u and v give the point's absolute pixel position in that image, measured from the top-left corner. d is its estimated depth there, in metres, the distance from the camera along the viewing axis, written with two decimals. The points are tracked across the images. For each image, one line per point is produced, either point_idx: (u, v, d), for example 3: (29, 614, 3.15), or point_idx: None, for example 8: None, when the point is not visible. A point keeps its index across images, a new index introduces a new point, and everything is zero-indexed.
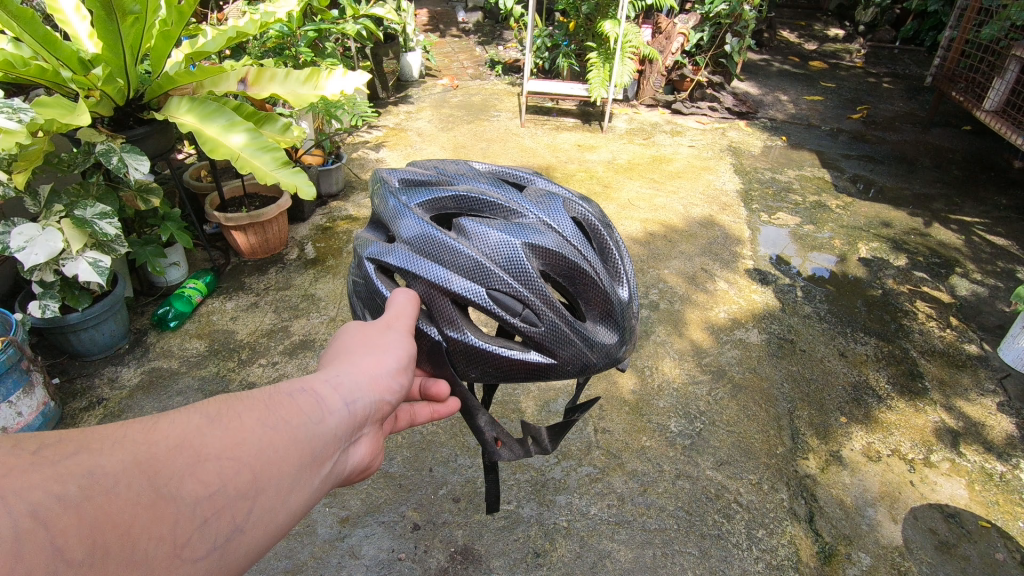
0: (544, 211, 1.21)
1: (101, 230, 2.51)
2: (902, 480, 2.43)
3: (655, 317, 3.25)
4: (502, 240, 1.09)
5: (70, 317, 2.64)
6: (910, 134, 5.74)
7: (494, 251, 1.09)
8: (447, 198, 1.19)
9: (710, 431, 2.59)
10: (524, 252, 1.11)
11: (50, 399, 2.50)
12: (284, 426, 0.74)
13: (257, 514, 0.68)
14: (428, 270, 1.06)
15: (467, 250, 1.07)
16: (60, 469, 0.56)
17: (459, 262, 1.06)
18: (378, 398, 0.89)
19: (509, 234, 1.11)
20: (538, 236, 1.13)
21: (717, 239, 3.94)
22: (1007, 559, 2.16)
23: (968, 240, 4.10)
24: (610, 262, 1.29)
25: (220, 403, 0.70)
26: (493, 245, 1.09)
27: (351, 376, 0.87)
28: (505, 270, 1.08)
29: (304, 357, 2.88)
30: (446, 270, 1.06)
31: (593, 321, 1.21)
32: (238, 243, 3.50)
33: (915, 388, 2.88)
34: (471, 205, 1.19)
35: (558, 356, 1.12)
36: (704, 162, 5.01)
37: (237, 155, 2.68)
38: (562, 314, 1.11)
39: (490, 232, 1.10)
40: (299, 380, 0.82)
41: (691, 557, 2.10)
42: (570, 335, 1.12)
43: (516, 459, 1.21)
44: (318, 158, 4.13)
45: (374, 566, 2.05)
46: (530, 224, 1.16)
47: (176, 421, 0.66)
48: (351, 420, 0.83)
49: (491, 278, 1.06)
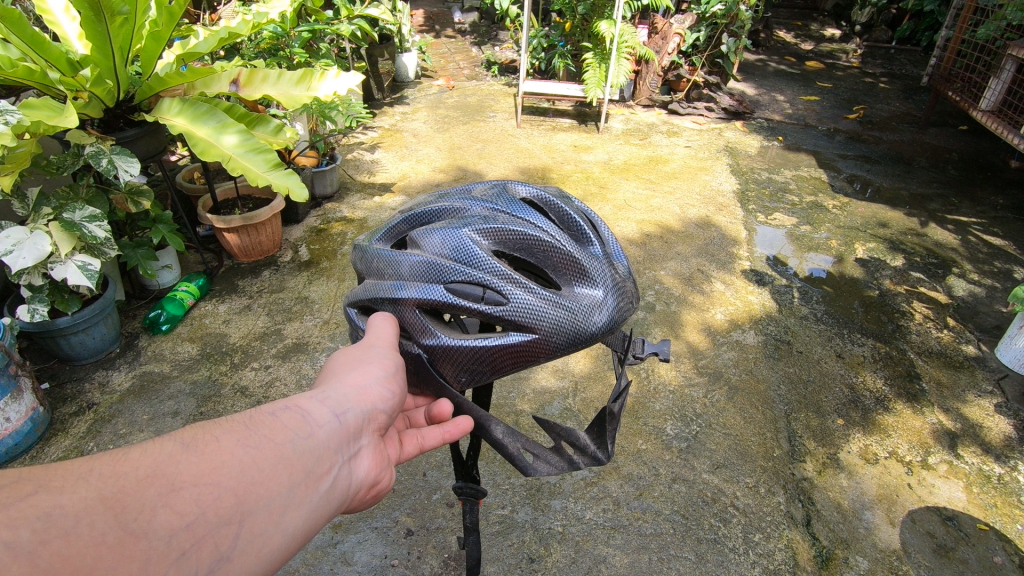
0: (489, 202, 1.23)
1: (90, 233, 2.47)
2: (899, 483, 2.42)
3: (652, 318, 3.23)
4: (446, 236, 1.13)
5: (59, 321, 2.60)
6: (907, 134, 5.73)
7: (442, 247, 1.12)
8: (400, 223, 1.26)
9: (706, 433, 2.57)
10: (471, 238, 1.12)
11: (40, 404, 2.47)
12: (268, 444, 0.76)
13: (245, 538, 0.69)
14: (389, 290, 1.12)
15: (418, 255, 1.12)
16: (14, 511, 0.57)
17: (414, 271, 1.11)
18: (369, 408, 0.91)
19: (452, 228, 1.14)
20: (481, 222, 1.15)
21: (714, 240, 3.93)
22: (1005, 562, 2.14)
23: (965, 240, 4.08)
24: (574, 228, 1.25)
25: (196, 429, 0.72)
26: (439, 243, 1.13)
27: (337, 391, 0.90)
28: (456, 260, 1.10)
29: (297, 360, 2.86)
30: (403, 281, 1.12)
31: (571, 288, 1.14)
32: (231, 245, 3.46)
33: (912, 390, 2.87)
34: (421, 220, 1.25)
35: (538, 328, 1.06)
36: (701, 163, 4.99)
37: (228, 157, 2.66)
38: (526, 285, 1.08)
39: (436, 232, 1.14)
40: (283, 400, 0.83)
41: (686, 562, 2.08)
42: (543, 303, 1.07)
43: (557, 473, 1.21)
44: (313, 159, 4.10)
45: (366, 572, 2.02)
46: (473, 215, 1.18)
47: (149, 451, 0.68)
48: (340, 432, 0.85)
49: (444, 271, 1.09)
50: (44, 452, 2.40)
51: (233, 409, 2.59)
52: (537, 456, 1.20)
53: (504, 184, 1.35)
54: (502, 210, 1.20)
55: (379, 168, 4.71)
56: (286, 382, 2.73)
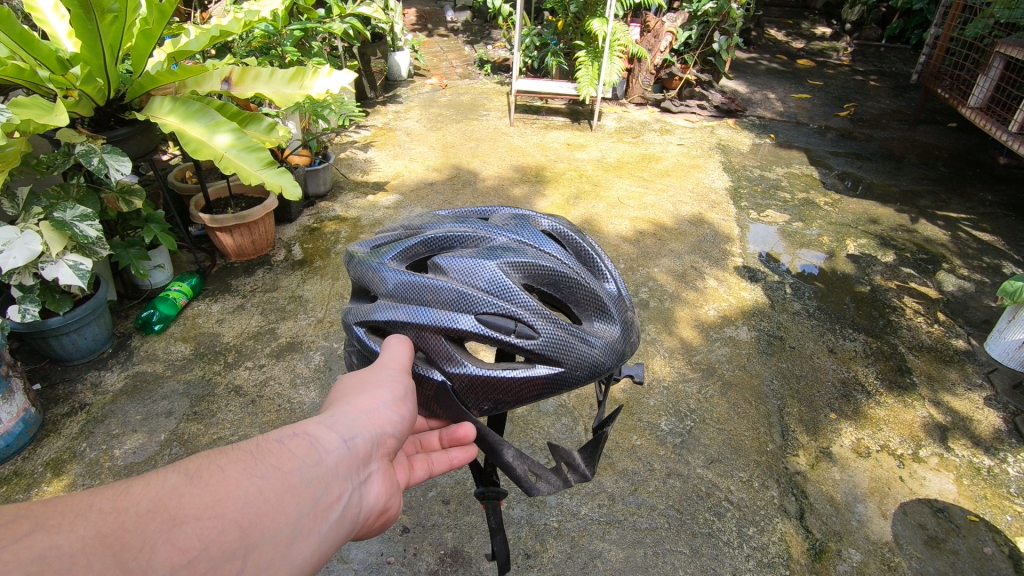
0: (513, 233, 1.25)
1: (82, 233, 2.46)
2: (891, 476, 2.44)
3: (646, 315, 3.24)
4: (478, 265, 1.12)
5: (51, 321, 2.58)
6: (897, 131, 5.78)
7: (472, 277, 1.12)
8: (417, 244, 1.22)
9: (700, 429, 2.58)
10: (503, 271, 1.13)
11: (31, 404, 2.45)
12: (276, 473, 0.76)
13: (250, 570, 0.70)
14: (413, 316, 1.09)
15: (447, 283, 1.10)
16: (9, 553, 0.58)
17: (442, 300, 1.09)
18: (377, 432, 0.92)
19: (483, 259, 1.14)
20: (512, 255, 1.16)
21: (707, 237, 3.95)
22: (995, 553, 2.17)
23: (955, 236, 4.12)
24: (591, 264, 1.34)
25: (201, 460, 0.73)
26: (470, 273, 1.12)
27: (346, 415, 0.90)
28: (488, 293, 1.10)
29: (292, 359, 2.86)
30: (429, 308, 1.09)
31: (589, 322, 1.22)
32: (224, 245, 3.46)
33: (903, 383, 2.90)
34: (442, 244, 1.22)
35: (564, 363, 1.12)
36: (693, 160, 5.01)
37: (220, 156, 2.65)
38: (556, 320, 1.12)
39: (466, 261, 1.13)
40: (291, 426, 0.84)
41: (682, 556, 2.09)
42: (571, 338, 1.13)
43: (554, 492, 1.22)
44: (305, 158, 4.11)
45: (363, 570, 2.02)
46: (501, 247, 1.19)
47: (152, 484, 0.69)
48: (350, 457, 0.86)
49: (476, 303, 1.08)
50: (36, 453, 2.38)
51: (227, 408, 2.59)
52: (538, 476, 1.20)
53: (520, 212, 1.38)
54: (529, 244, 1.23)
55: (372, 167, 4.71)
56: (280, 381, 2.73)
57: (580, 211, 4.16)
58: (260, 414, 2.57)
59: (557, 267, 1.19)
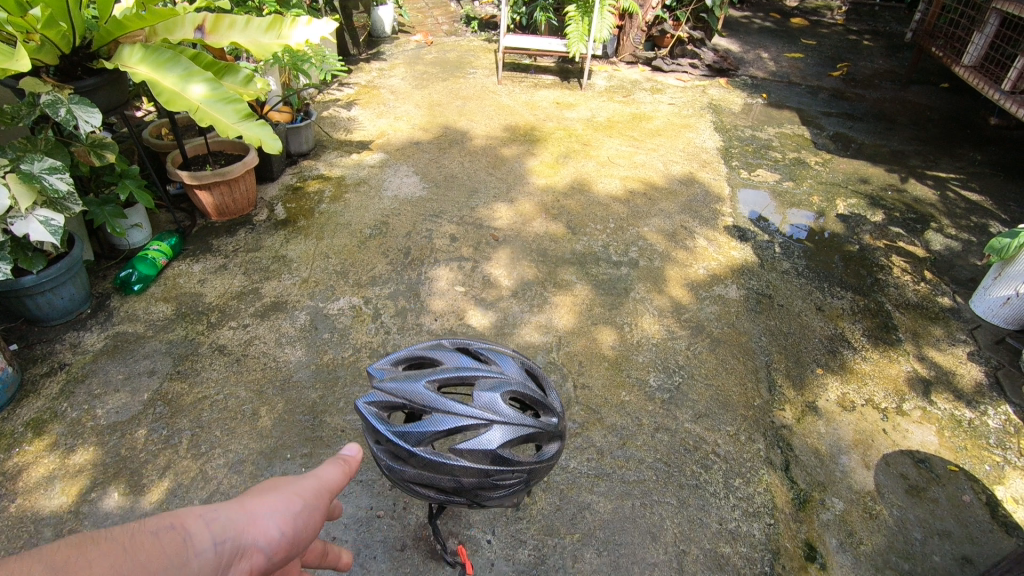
0: (502, 409, 1.51)
1: (52, 186, 2.37)
2: (875, 428, 2.48)
3: (635, 274, 3.22)
4: (485, 449, 1.48)
5: (24, 280, 2.50)
6: (889, 91, 5.72)
7: (482, 456, 1.49)
8: (431, 431, 1.45)
9: (689, 384, 2.60)
10: (501, 450, 1.50)
11: (9, 364, 2.39)
12: (140, 570, 0.75)
13: None
14: (448, 481, 1.51)
15: (467, 463, 1.49)
16: None
17: (465, 471, 1.50)
18: (255, 544, 0.89)
19: (486, 443, 1.48)
20: (506, 433, 1.50)
21: (697, 197, 3.91)
22: (973, 500, 2.22)
23: (943, 195, 4.12)
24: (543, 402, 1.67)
25: (72, 548, 0.71)
26: (482, 455, 1.50)
27: (230, 515, 0.88)
28: (493, 465, 1.51)
29: (276, 319, 2.81)
30: (458, 474, 1.50)
31: (544, 442, 1.65)
32: (203, 204, 3.36)
33: (889, 339, 2.92)
34: (452, 430, 1.46)
35: (536, 479, 1.64)
36: (684, 120, 4.93)
37: (195, 107, 2.53)
38: (535, 463, 1.59)
39: (477, 445, 1.48)
40: (171, 515, 0.82)
41: (669, 507, 2.12)
42: (541, 467, 1.62)
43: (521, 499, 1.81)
44: (286, 116, 3.98)
45: (352, 524, 2.02)
46: (495, 428, 1.50)
47: (19, 565, 0.67)
48: (215, 561, 0.83)
49: (487, 471, 1.51)
50: (15, 413, 2.34)
51: (212, 368, 2.56)
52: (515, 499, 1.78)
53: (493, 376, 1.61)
54: (515, 419, 1.52)
55: (356, 125, 4.57)
56: (265, 340, 2.70)
57: (569, 171, 4.10)
58: (245, 373, 2.54)
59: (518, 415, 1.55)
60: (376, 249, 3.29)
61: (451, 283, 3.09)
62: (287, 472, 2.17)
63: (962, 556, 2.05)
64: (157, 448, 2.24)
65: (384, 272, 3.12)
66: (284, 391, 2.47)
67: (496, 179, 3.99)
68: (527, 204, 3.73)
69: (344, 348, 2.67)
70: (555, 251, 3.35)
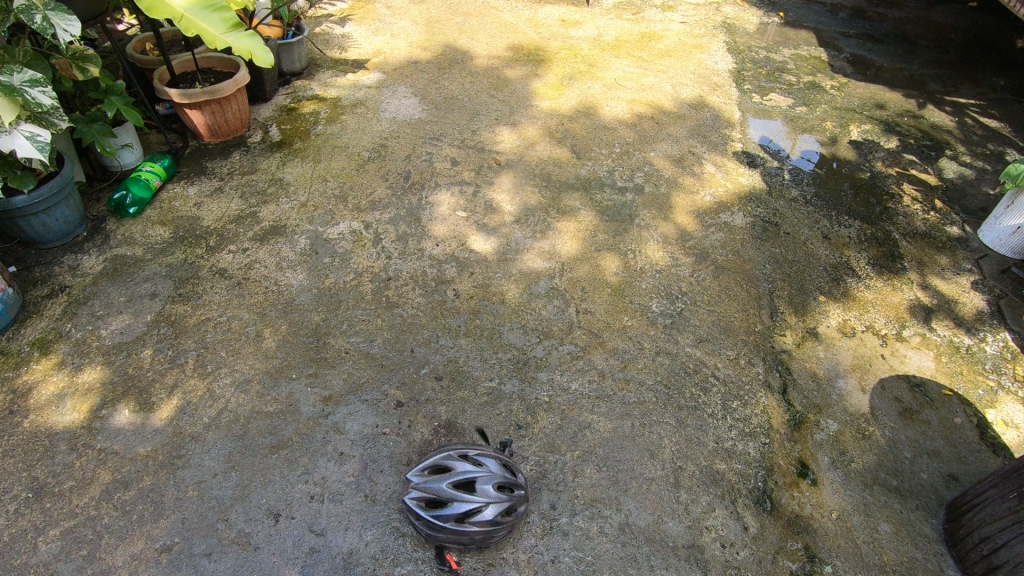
0: (495, 489, 1.75)
1: (34, 100, 2.26)
2: (873, 353, 2.50)
3: (641, 200, 3.15)
4: (488, 519, 1.72)
5: (16, 200, 2.44)
6: (913, 11, 5.41)
7: (485, 521, 1.72)
8: (447, 518, 1.71)
9: (691, 310, 2.60)
10: (499, 514, 1.73)
11: (8, 285, 2.37)
12: None
13: None
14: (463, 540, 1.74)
15: (475, 528, 1.71)
16: None
17: (475, 534, 1.73)
18: None
19: (487, 511, 1.72)
20: (499, 503, 1.74)
21: (707, 122, 3.77)
22: (964, 422, 2.28)
23: (961, 122, 3.98)
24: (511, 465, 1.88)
25: None
26: (485, 522, 1.72)
27: None
28: (495, 526, 1.73)
29: (276, 243, 2.78)
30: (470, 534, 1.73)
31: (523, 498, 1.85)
32: (195, 124, 3.24)
33: (894, 268, 2.90)
34: (462, 513, 1.71)
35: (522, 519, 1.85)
36: (696, 40, 4.68)
37: (179, 16, 2.38)
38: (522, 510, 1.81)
39: (481, 516, 1.71)
40: None
41: (668, 426, 2.17)
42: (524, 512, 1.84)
43: None
44: (277, 30, 3.77)
45: (359, 440, 2.08)
46: (490, 500, 1.73)
47: None
48: None
49: (491, 533, 1.74)
50: (20, 333, 2.35)
51: (213, 291, 2.55)
52: None
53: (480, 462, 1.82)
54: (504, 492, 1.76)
55: (350, 43, 4.34)
56: (265, 264, 2.67)
57: (574, 93, 3.94)
58: (247, 296, 2.53)
59: (509, 480, 1.79)
60: (375, 173, 3.20)
61: (453, 208, 3.03)
62: (293, 391, 2.20)
63: (948, 473, 2.12)
64: (164, 367, 2.26)
65: (384, 197, 3.06)
66: (287, 314, 2.47)
67: (498, 101, 3.83)
68: (531, 128, 3.60)
69: (345, 273, 2.66)
70: (559, 176, 3.26)
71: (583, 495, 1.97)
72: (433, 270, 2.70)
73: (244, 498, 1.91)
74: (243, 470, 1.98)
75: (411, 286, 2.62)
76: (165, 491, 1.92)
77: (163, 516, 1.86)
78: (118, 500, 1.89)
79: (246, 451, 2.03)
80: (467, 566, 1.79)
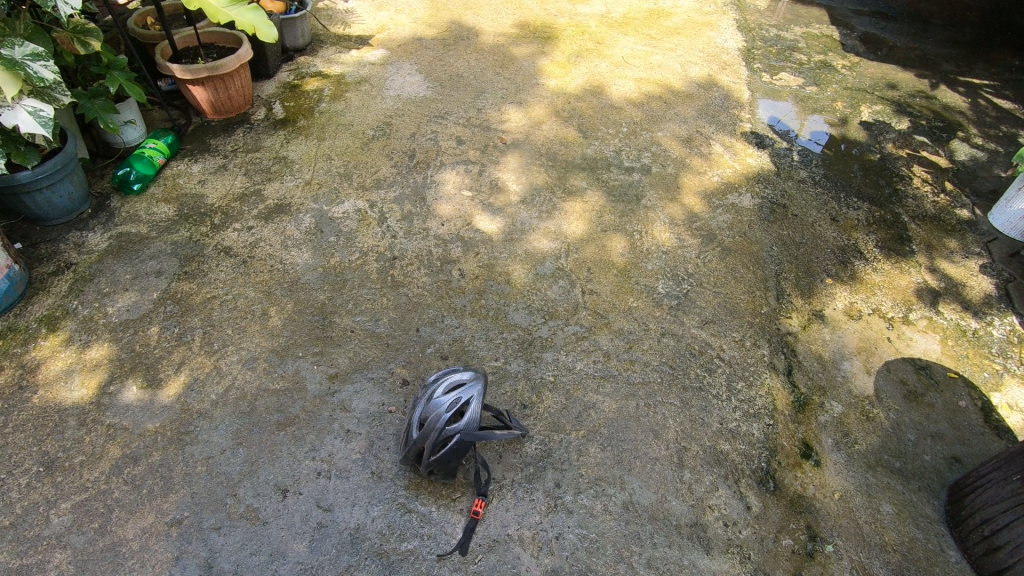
0: (429, 387, 1.95)
1: (37, 75, 2.24)
2: (879, 336, 2.50)
3: (647, 181, 3.12)
4: (430, 403, 1.86)
5: (20, 175, 2.43)
6: None
7: (431, 408, 1.86)
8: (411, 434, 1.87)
9: (697, 292, 2.59)
10: (437, 397, 1.88)
11: (14, 262, 2.37)
12: None
13: None
14: (430, 435, 1.82)
15: (427, 417, 1.84)
16: None
17: (430, 422, 1.83)
18: None
19: (428, 402, 1.89)
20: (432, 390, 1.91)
21: (715, 101, 3.72)
22: (968, 405, 2.28)
23: (974, 103, 3.91)
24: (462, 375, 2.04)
25: None
26: (429, 407, 1.86)
27: None
28: (440, 405, 1.85)
29: (281, 222, 2.76)
30: (434, 430, 1.82)
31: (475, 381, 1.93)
32: (198, 100, 3.21)
33: (902, 250, 2.88)
34: (416, 421, 1.89)
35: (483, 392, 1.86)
36: (706, 17, 4.60)
37: None
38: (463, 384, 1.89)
39: (426, 407, 1.87)
40: None
41: (672, 407, 2.18)
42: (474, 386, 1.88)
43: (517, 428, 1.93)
44: (279, 5, 3.71)
45: (365, 418, 2.09)
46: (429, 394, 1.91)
47: None
48: None
49: (439, 410, 1.84)
50: (27, 310, 2.36)
51: (219, 269, 2.55)
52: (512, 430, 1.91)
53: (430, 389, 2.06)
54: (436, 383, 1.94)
55: (354, 18, 4.27)
56: (270, 242, 2.67)
57: (581, 71, 3.88)
58: (252, 275, 2.53)
59: (440, 376, 1.99)
60: (379, 151, 3.17)
61: (458, 187, 3.01)
62: (299, 369, 2.21)
63: (951, 456, 2.13)
64: (171, 345, 2.27)
65: (389, 176, 3.04)
66: (293, 292, 2.48)
67: (504, 79, 3.78)
68: (537, 107, 3.56)
69: (350, 252, 2.65)
70: (565, 155, 3.23)
71: (588, 473, 1.98)
72: (438, 250, 2.69)
73: (252, 474, 1.93)
74: (251, 446, 1.99)
75: (416, 265, 2.62)
76: (174, 466, 1.94)
77: (172, 491, 1.88)
78: (127, 474, 1.92)
79: (254, 428, 2.04)
80: (473, 542, 1.81)
